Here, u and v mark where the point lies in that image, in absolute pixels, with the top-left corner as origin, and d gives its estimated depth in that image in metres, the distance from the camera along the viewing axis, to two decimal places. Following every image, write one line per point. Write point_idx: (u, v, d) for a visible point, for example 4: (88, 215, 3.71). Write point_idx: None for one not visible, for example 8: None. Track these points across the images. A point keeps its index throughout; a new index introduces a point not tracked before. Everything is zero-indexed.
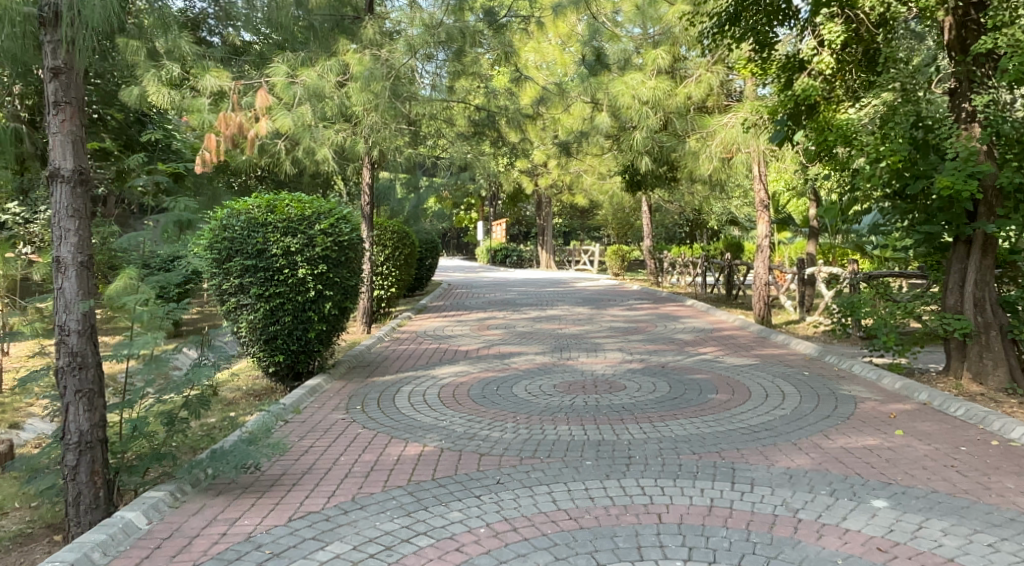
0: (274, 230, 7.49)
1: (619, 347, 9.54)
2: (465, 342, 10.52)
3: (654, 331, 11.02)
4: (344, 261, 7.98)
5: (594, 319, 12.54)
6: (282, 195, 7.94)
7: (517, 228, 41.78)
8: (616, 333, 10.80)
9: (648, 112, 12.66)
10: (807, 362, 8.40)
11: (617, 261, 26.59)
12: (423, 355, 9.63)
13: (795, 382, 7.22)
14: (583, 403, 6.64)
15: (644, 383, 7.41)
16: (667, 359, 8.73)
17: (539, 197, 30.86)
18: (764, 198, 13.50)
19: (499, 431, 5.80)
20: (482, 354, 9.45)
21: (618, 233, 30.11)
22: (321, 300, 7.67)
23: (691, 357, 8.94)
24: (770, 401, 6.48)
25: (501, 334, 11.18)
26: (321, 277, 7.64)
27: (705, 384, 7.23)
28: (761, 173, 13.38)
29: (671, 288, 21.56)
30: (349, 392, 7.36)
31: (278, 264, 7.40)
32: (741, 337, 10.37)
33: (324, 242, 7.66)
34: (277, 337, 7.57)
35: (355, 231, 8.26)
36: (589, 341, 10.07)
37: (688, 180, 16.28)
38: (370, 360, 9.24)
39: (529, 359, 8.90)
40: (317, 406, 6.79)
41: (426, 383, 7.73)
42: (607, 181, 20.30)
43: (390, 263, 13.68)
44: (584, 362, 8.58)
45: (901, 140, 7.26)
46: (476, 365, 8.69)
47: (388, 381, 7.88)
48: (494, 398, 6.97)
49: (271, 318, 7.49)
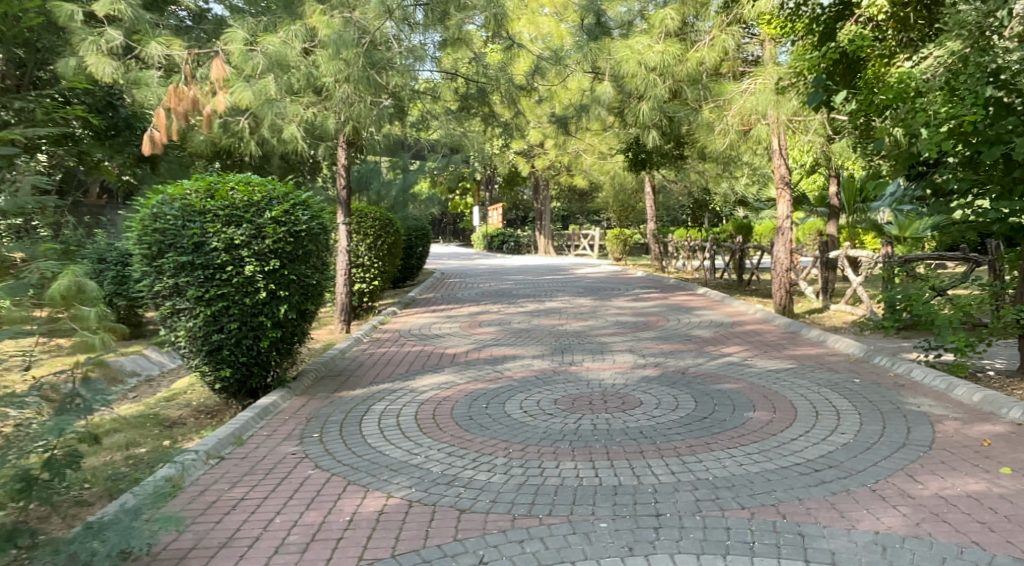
0: (215, 219, 6.20)
1: (629, 347, 8.28)
2: (454, 343, 9.25)
3: (667, 326, 9.74)
4: (303, 255, 6.66)
5: (598, 313, 11.26)
6: (225, 176, 6.63)
7: (514, 213, 40.46)
8: (624, 330, 9.51)
9: (655, 80, 11.26)
10: (853, 364, 7.12)
11: (618, 245, 25.22)
12: (405, 360, 8.37)
13: (850, 396, 5.95)
14: (592, 427, 5.37)
15: (664, 396, 6.14)
16: (688, 362, 7.47)
17: (536, 179, 29.44)
18: (785, 174, 12.17)
19: (486, 472, 4.55)
20: (472, 359, 8.20)
21: (620, 217, 28.78)
22: (276, 303, 6.39)
23: (715, 359, 7.65)
24: (822, 424, 5.22)
25: (495, 333, 9.90)
26: (274, 274, 6.35)
27: (738, 398, 5.96)
28: (782, 147, 12.06)
29: (676, 274, 20.22)
30: (309, 412, 6.12)
31: (219, 260, 6.11)
32: (768, 332, 9.08)
33: (276, 233, 6.36)
34: (222, 348, 6.29)
35: (317, 218, 6.94)
36: (595, 341, 8.80)
37: (697, 156, 14.90)
38: (343, 368, 7.98)
39: (526, 365, 7.64)
40: (266, 433, 5.56)
41: (405, 400, 6.48)
42: (607, 160, 18.91)
43: (372, 253, 12.39)
44: (591, 368, 7.32)
45: (974, 100, 6.08)
46: (464, 373, 7.42)
47: (360, 397, 6.64)
48: (483, 420, 5.70)
49: (215, 326, 6.19)
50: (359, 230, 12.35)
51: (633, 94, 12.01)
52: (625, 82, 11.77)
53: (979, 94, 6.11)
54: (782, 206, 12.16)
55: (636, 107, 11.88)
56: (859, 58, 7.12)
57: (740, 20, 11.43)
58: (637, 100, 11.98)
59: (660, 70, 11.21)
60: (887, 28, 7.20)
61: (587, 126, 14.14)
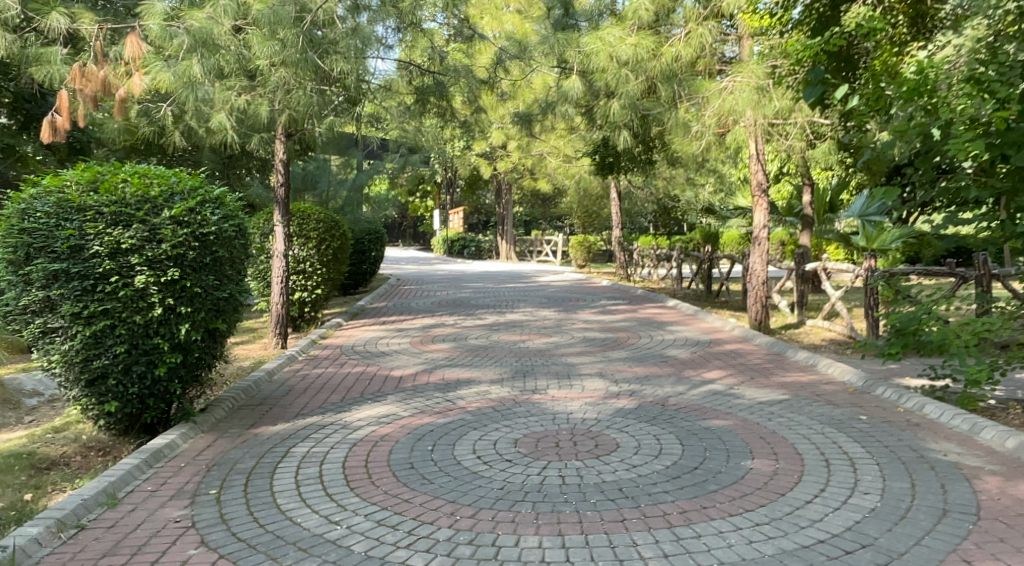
0: (97, 218, 5.10)
1: (599, 371, 7.24)
2: (402, 363, 8.14)
3: (640, 343, 8.70)
4: (212, 261, 5.54)
5: (563, 328, 10.18)
6: (118, 164, 5.52)
7: (476, 217, 39.42)
8: (593, 349, 8.46)
9: (628, 76, 10.03)
10: (852, 394, 6.05)
11: (581, 252, 24.33)
12: (340, 386, 7.15)
13: (860, 437, 4.99)
14: (559, 481, 4.35)
15: (642, 435, 5.13)
16: (669, 388, 6.43)
17: (499, 182, 28.43)
18: (762, 181, 10.76)
19: (422, 553, 3.54)
20: (420, 384, 7.06)
21: (584, 223, 27.88)
22: (176, 321, 5.29)
23: (697, 387, 6.39)
24: (839, 477, 4.29)
25: (448, 351, 8.77)
26: (173, 287, 5.26)
27: (731, 438, 4.97)
28: (759, 152, 10.57)
29: (641, 282, 19.16)
30: (211, 459, 5.02)
31: (102, 270, 5.03)
32: (754, 350, 8.08)
33: (176, 236, 5.26)
34: (108, 376, 5.23)
35: (233, 219, 5.82)
36: (560, 362, 7.75)
37: (669, 159, 13.94)
38: (267, 395, 6.85)
39: (482, 393, 6.57)
40: (150, 489, 4.49)
41: (332, 439, 5.39)
42: (573, 163, 17.90)
43: (316, 258, 11.20)
44: (557, 397, 6.27)
45: (1000, 98, 5.23)
46: (409, 403, 6.32)
47: (278, 437, 5.50)
48: (426, 470, 4.64)
49: (97, 350, 5.12)
50: (299, 232, 11.10)
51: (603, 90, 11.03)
52: (594, 78, 10.81)
53: (1006, 90, 5.27)
54: (758, 215, 10.73)
55: (606, 104, 10.88)
56: (865, 45, 6.25)
57: (718, 15, 10.41)
58: (606, 97, 10.99)
59: (633, 66, 10.04)
60: (901, 14, 6.43)
61: (553, 124, 13.13)
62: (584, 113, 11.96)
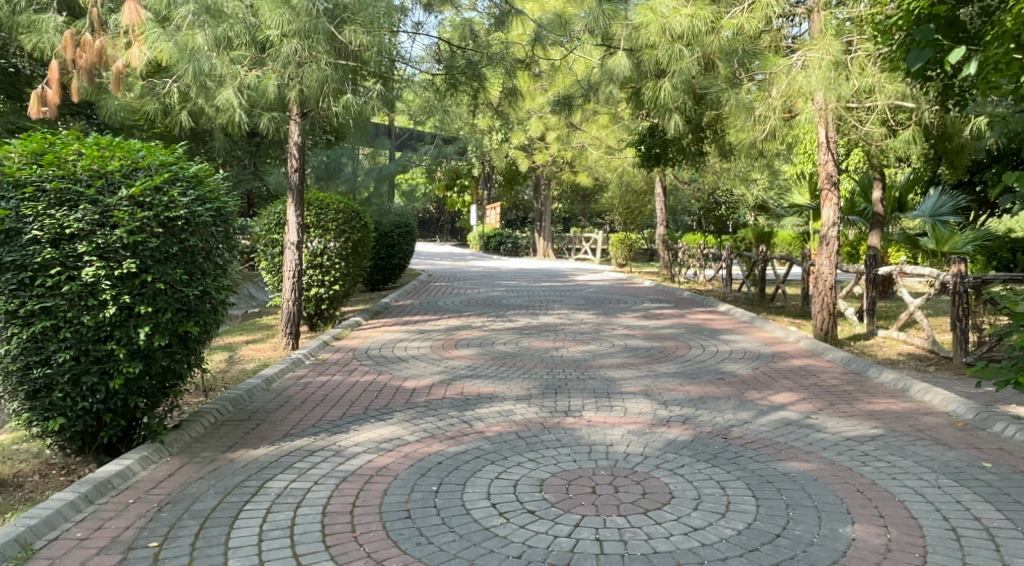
0: (38, 196, 4.22)
1: (644, 389, 6.11)
2: (418, 372, 7.14)
3: (691, 355, 7.55)
4: (181, 252, 4.60)
5: (601, 334, 9.07)
6: (71, 133, 4.64)
7: (514, 214, 38.47)
8: (636, 361, 7.34)
9: (682, 52, 8.90)
10: (966, 431, 4.84)
11: (622, 250, 23.19)
12: (344, 399, 6.16)
13: (993, 494, 3.80)
14: (595, 548, 3.30)
15: (702, 481, 4.03)
16: (732, 413, 5.32)
17: (538, 177, 27.43)
18: (832, 172, 9.51)
19: None
20: (434, 400, 6.03)
21: (625, 220, 26.66)
22: (134, 324, 4.39)
23: (766, 414, 5.28)
24: (978, 559, 3.16)
25: (472, 358, 7.73)
26: (130, 282, 4.36)
27: (819, 491, 3.85)
28: (830, 139, 9.36)
29: (686, 284, 17.84)
30: (166, 495, 4.07)
31: (41, 258, 4.14)
32: (829, 367, 6.85)
33: (133, 220, 4.35)
34: (53, 389, 4.36)
35: (209, 203, 4.88)
36: (599, 376, 6.66)
37: (721, 150, 12.72)
38: (257, 408, 5.91)
39: (506, 414, 5.53)
40: (78, 536, 3.60)
41: (318, 471, 4.41)
42: (616, 156, 16.76)
43: (335, 251, 10.30)
44: (597, 422, 5.20)
45: None
46: (419, 424, 5.32)
47: (255, 466, 4.53)
48: (425, 522, 3.64)
49: (38, 356, 4.25)
50: (317, 222, 10.20)
51: (652, 69, 9.89)
52: (642, 57, 9.73)
53: None
54: (828, 210, 9.50)
55: (656, 83, 9.72)
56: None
57: None
58: (655, 77, 9.85)
59: (688, 40, 8.88)
60: None
61: (595, 108, 12.05)
62: (630, 96, 10.85)
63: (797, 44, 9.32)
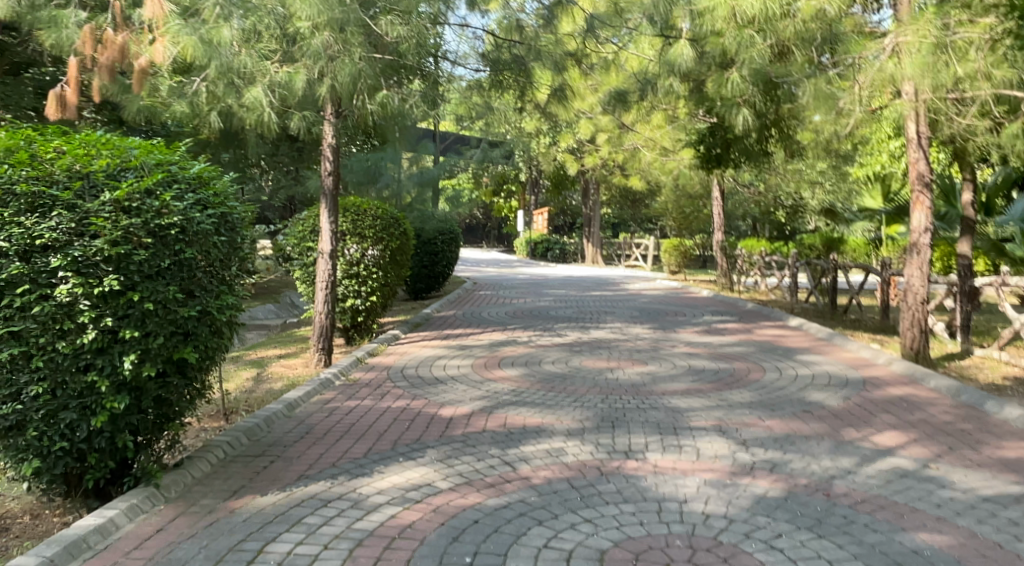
0: (6, 200, 3.58)
1: (718, 424, 5.24)
2: (458, 396, 6.39)
3: (766, 380, 6.65)
4: (175, 265, 3.92)
5: (660, 353, 8.20)
6: (53, 127, 4.00)
7: (562, 219, 37.66)
8: (704, 387, 6.46)
9: (753, 39, 8.05)
10: None
11: (675, 257, 22.18)
12: (370, 430, 5.42)
13: None
14: None
15: (809, 562, 3.16)
16: (831, 461, 4.45)
17: (588, 181, 26.60)
18: (925, 172, 8.48)
19: None
20: (473, 433, 5.25)
21: (679, 226, 25.62)
22: (118, 351, 3.72)
23: (874, 463, 4.39)
24: None
25: (517, 381, 6.94)
26: (114, 301, 3.69)
27: None
28: (922, 133, 8.39)
29: (746, 294, 16.75)
30: (147, 562, 3.38)
31: (7, 275, 3.49)
32: (935, 399, 5.91)
33: (118, 228, 3.69)
34: (26, 426, 3.71)
35: (210, 208, 4.21)
36: (663, 406, 5.81)
37: (788, 149, 11.72)
38: (273, 440, 5.20)
39: (557, 453, 4.73)
40: None
41: (331, 530, 3.67)
42: (671, 158, 15.88)
43: (372, 260, 9.63)
44: (668, 469, 4.36)
45: None
46: (456, 465, 4.55)
47: (258, 521, 3.80)
48: None
49: (7, 390, 3.60)
50: (353, 229, 9.53)
51: (718, 60, 9.02)
52: (707, 46, 8.85)
53: None
54: (918, 215, 8.47)
55: (723, 73, 8.85)
56: None
57: None
58: (721, 69, 8.97)
59: (759, 25, 8.06)
60: None
61: (652, 106, 11.19)
62: (691, 90, 9.98)
63: (883, 28, 8.32)
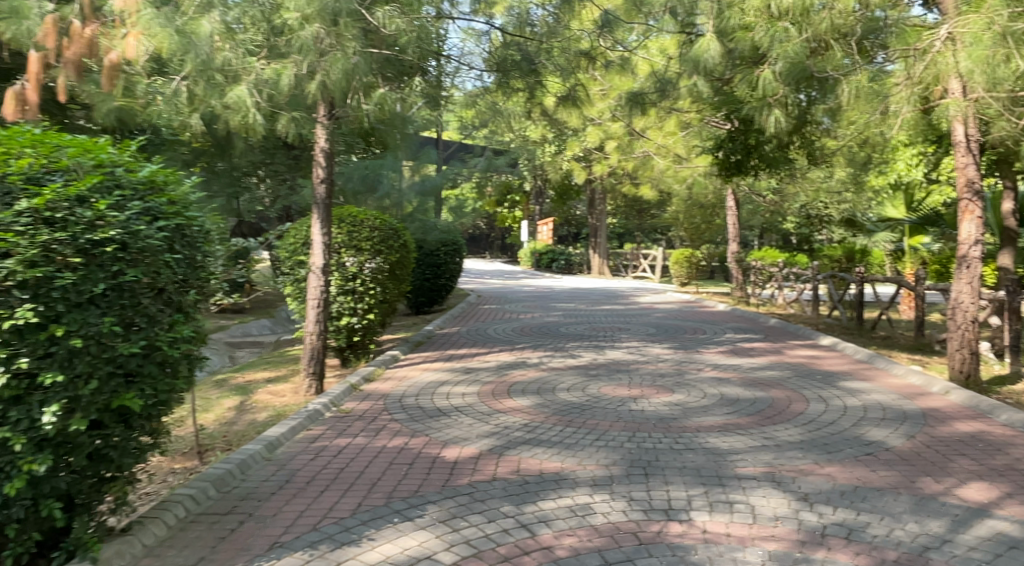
0: None
1: (770, 472, 4.47)
2: (464, 432, 5.61)
3: (812, 413, 5.88)
4: (113, 290, 3.16)
5: (686, 378, 7.42)
6: None
7: (566, 229, 36.84)
8: (744, 421, 5.68)
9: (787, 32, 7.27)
10: None
11: (685, 268, 21.37)
12: (361, 477, 4.64)
13: None
14: None
15: None
16: (918, 524, 3.69)
17: (593, 190, 25.80)
18: (974, 179, 7.74)
19: None
20: (481, 482, 4.47)
21: (688, 237, 24.84)
22: (39, 400, 2.97)
23: (971, 528, 3.64)
24: None
25: (530, 412, 6.17)
26: (31, 336, 2.94)
27: None
28: (971, 136, 7.65)
29: (763, 307, 15.96)
30: None
31: None
32: (1013, 438, 5.15)
33: (35, 245, 2.94)
34: None
35: (160, 219, 3.45)
36: (701, 446, 5.03)
37: (813, 155, 10.93)
38: (246, 491, 4.42)
39: (583, 511, 3.95)
40: None
41: None
42: (684, 165, 15.11)
43: (368, 275, 8.85)
44: (721, 536, 3.58)
45: None
46: (463, 528, 3.78)
47: None
48: None
49: None
50: (348, 241, 8.77)
51: (745, 57, 8.25)
52: (734, 43, 8.06)
53: None
54: (968, 225, 7.68)
55: (753, 70, 8.07)
56: None
57: None
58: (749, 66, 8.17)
59: (794, 17, 7.33)
60: None
61: (669, 109, 10.43)
62: (713, 91, 9.19)
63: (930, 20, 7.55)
